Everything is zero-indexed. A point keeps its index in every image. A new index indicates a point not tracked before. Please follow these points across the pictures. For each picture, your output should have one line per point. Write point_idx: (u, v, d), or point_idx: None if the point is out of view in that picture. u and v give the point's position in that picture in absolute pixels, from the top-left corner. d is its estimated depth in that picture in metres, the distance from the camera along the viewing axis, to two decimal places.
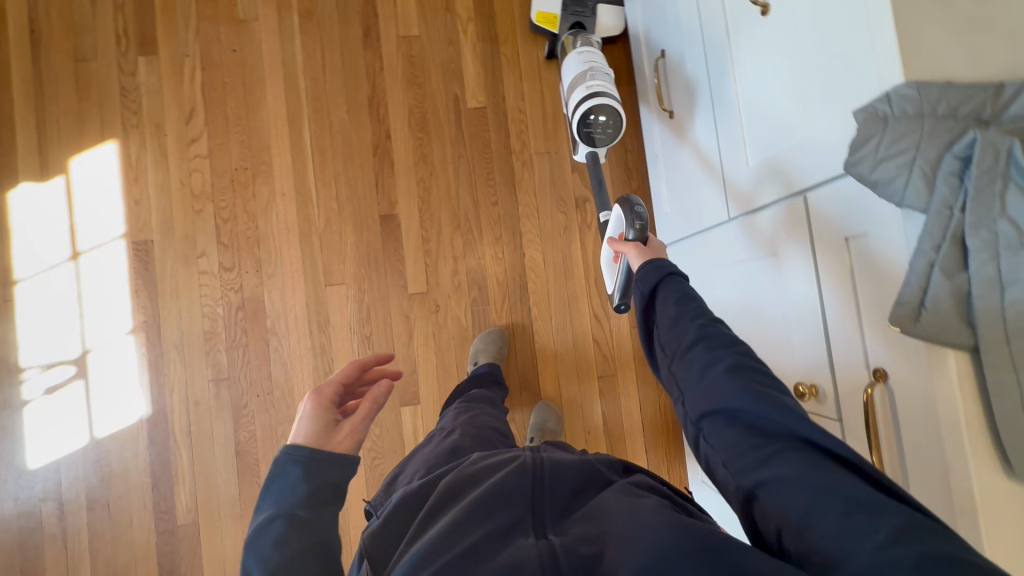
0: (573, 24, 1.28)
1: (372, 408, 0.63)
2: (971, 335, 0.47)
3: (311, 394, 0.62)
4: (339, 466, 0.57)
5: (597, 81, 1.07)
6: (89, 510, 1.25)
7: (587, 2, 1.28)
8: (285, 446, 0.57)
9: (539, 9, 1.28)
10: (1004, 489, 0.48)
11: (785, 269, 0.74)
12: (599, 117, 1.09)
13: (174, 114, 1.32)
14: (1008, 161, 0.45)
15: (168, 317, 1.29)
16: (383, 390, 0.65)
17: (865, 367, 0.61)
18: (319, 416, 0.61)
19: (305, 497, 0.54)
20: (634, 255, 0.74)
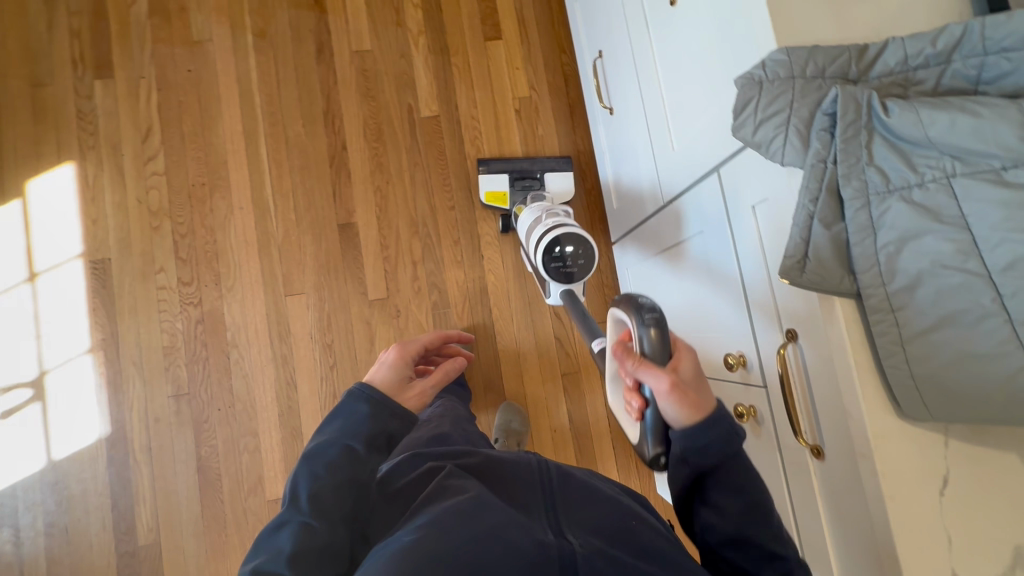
0: (522, 195, 1.34)
1: (443, 378, 0.66)
2: (853, 281, 0.49)
3: (396, 346, 0.68)
4: (397, 420, 0.60)
5: (554, 218, 1.04)
6: (46, 535, 1.22)
7: (535, 174, 1.36)
8: (362, 381, 0.61)
9: (487, 188, 1.34)
10: (897, 430, 0.49)
11: (712, 245, 0.76)
12: (567, 248, 0.98)
13: (131, 133, 1.34)
14: (869, 113, 0.47)
15: (127, 334, 1.29)
16: (456, 366, 0.69)
17: (779, 328, 0.63)
18: (397, 368, 0.65)
19: (366, 435, 0.58)
20: (673, 395, 0.51)
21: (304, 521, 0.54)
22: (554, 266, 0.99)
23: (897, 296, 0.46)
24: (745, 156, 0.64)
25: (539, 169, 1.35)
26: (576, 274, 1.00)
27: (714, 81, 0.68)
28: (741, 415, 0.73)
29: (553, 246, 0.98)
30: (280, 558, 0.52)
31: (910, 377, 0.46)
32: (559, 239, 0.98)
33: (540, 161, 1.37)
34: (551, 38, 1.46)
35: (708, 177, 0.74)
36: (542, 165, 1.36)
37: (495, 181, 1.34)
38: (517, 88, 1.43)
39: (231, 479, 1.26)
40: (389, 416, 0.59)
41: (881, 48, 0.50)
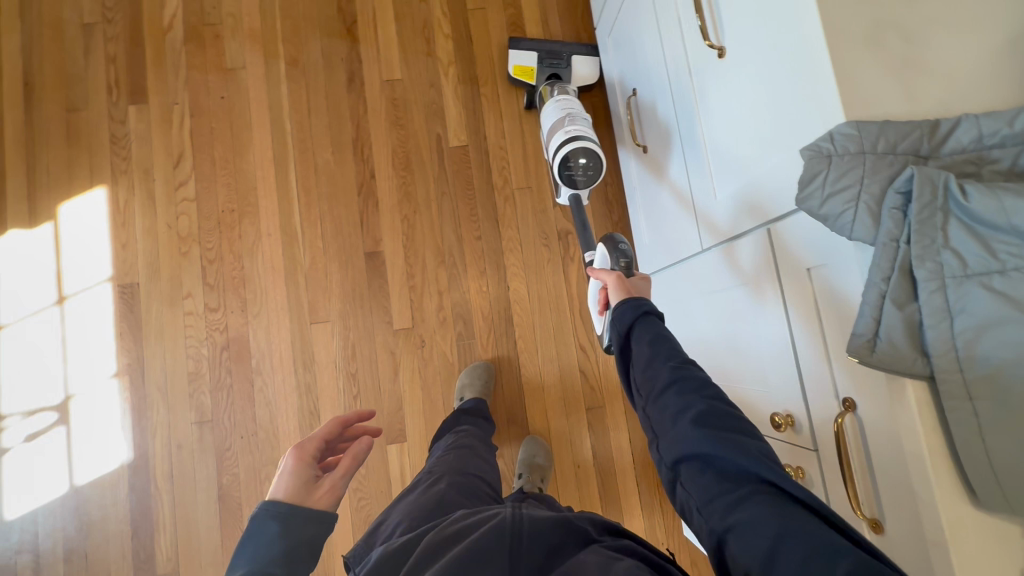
0: (550, 74, 1.36)
1: (352, 464, 0.62)
2: (926, 364, 0.47)
3: (292, 450, 0.61)
4: (315, 523, 0.56)
5: (574, 125, 1.04)
6: (65, 562, 1.21)
7: (562, 54, 1.36)
8: (262, 502, 0.56)
9: (515, 63, 1.36)
10: (971, 518, 0.47)
11: (758, 300, 0.75)
12: (580, 160, 1.02)
13: (163, 158, 1.35)
14: (946, 194, 0.46)
15: (152, 360, 1.29)
16: (364, 445, 0.64)
17: (835, 396, 0.62)
18: (300, 470, 0.60)
19: (282, 555, 0.52)
20: (614, 285, 0.71)
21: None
22: (568, 177, 1.05)
23: (976, 384, 0.45)
24: (802, 223, 0.62)
25: (568, 51, 1.36)
26: (583, 184, 1.06)
27: (765, 141, 0.66)
28: (789, 475, 0.72)
29: (567, 156, 1.02)
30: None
31: (989, 470, 0.45)
32: (574, 150, 1.01)
33: (569, 44, 1.37)
34: None
35: (756, 235, 0.73)
36: (571, 47, 1.37)
37: (524, 57, 1.36)
38: None
39: (252, 508, 1.25)
40: (303, 523, 0.55)
41: (954, 125, 0.50)
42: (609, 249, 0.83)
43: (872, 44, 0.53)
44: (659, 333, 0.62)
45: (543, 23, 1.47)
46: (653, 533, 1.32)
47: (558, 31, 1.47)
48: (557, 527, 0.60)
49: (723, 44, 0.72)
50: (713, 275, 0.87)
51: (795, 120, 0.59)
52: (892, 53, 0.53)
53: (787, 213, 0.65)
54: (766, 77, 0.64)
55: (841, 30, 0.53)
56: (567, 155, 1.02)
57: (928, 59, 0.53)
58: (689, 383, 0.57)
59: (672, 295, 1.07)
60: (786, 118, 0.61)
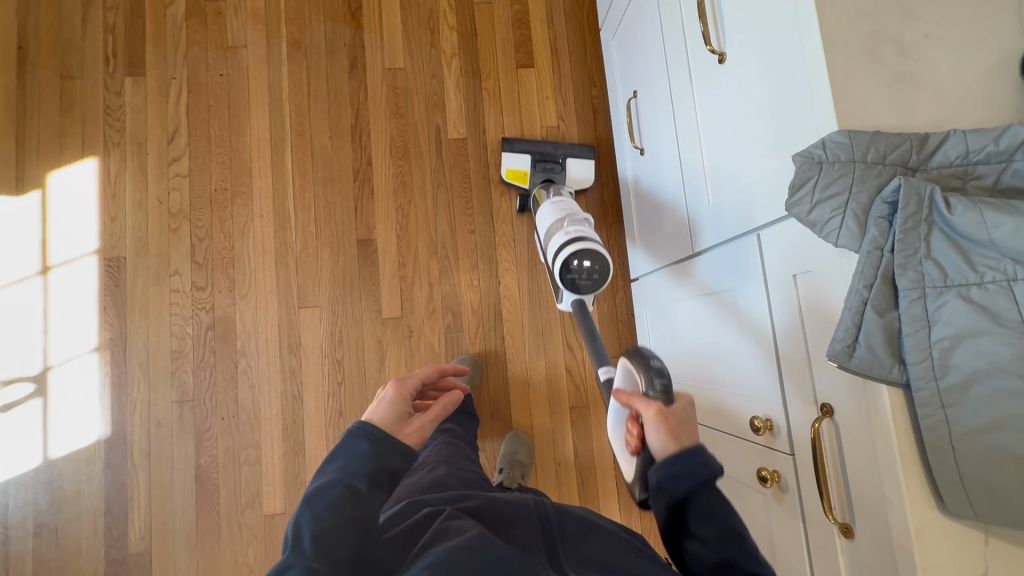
0: (543, 179, 1.32)
1: (443, 413, 0.62)
2: (903, 370, 0.48)
3: (395, 382, 0.62)
4: (399, 456, 0.56)
5: (576, 225, 1.04)
6: (35, 535, 1.20)
7: (557, 157, 1.33)
8: (360, 421, 0.57)
9: (509, 166, 1.33)
10: (937, 525, 0.48)
11: (745, 305, 0.75)
12: (582, 262, 0.98)
13: (157, 133, 1.34)
14: (931, 206, 0.47)
15: (136, 335, 1.28)
16: (455, 398, 0.63)
17: (814, 401, 0.63)
18: (397, 404, 0.60)
19: (366, 472, 0.54)
20: (654, 422, 0.54)
21: (308, 565, 0.49)
22: (571, 279, 0.99)
23: (949, 392, 0.46)
24: (791, 228, 0.63)
25: (563, 153, 1.32)
26: (586, 288, 1.00)
27: (760, 146, 0.67)
28: (764, 478, 0.73)
29: (569, 259, 0.98)
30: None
31: (957, 477, 0.46)
32: (575, 252, 0.97)
33: (563, 145, 1.34)
34: (582, 70, 1.46)
35: (746, 239, 0.73)
36: (565, 149, 1.33)
37: (517, 160, 1.33)
38: (545, 116, 1.44)
39: (228, 490, 1.24)
40: (390, 453, 0.56)
41: (942, 140, 0.51)
42: (640, 367, 0.66)
43: (865, 56, 0.54)
44: (728, 529, 0.50)
45: (548, 22, 1.47)
46: None
47: (562, 31, 1.47)
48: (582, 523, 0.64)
49: (724, 50, 0.73)
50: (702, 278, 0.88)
51: (791, 125, 0.60)
52: (886, 65, 0.54)
53: (776, 217, 0.66)
54: (764, 82, 0.65)
55: (838, 40, 0.54)
56: (569, 258, 0.98)
57: (922, 74, 0.54)
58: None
59: (662, 298, 1.08)
60: (782, 123, 0.62)
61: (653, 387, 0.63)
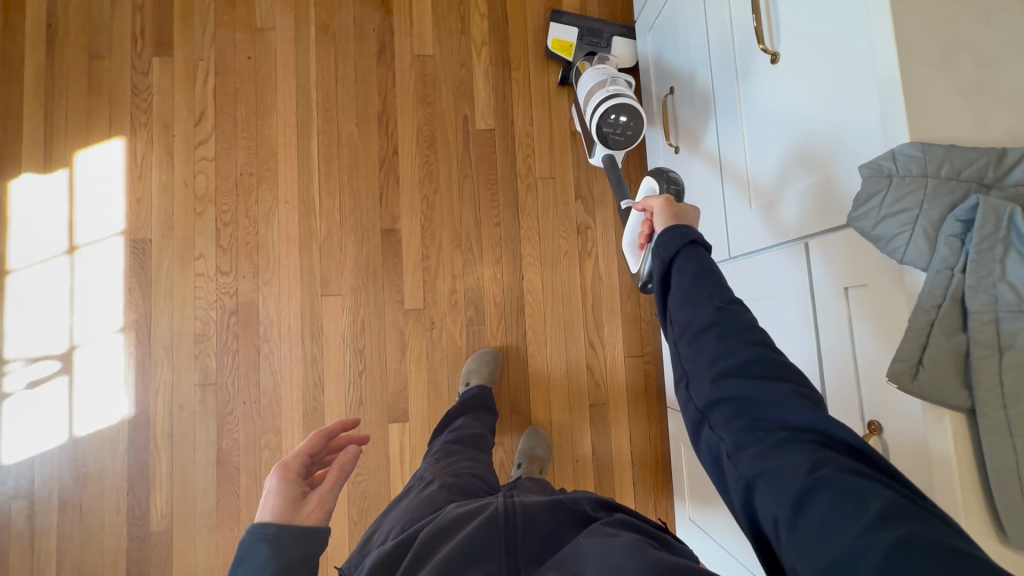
0: (588, 52, 1.33)
1: (339, 476, 0.63)
2: (968, 396, 0.47)
3: (276, 470, 0.62)
4: (308, 537, 0.56)
5: (615, 85, 1.07)
6: (60, 511, 1.22)
7: (603, 34, 1.35)
8: (251, 525, 0.56)
9: (555, 37, 1.34)
10: (996, 555, 0.47)
11: (787, 315, 0.74)
12: (619, 117, 1.04)
13: (184, 114, 1.33)
14: (1009, 226, 0.45)
15: (160, 318, 1.28)
16: (350, 456, 0.66)
17: (860, 418, 0.61)
18: (286, 487, 0.61)
19: (276, 573, 0.52)
20: (661, 209, 0.64)
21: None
22: (607, 132, 1.06)
23: (1019, 422, 0.44)
24: (848, 241, 0.61)
25: (610, 31, 1.34)
26: (617, 144, 1.07)
27: (817, 152, 0.65)
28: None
29: (607, 112, 1.04)
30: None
31: (1022, 509, 0.44)
32: (614, 105, 1.03)
33: (609, 25, 1.35)
34: None
35: (795, 249, 0.71)
36: (612, 28, 1.35)
37: (564, 32, 1.33)
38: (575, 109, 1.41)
39: (249, 474, 1.25)
40: (292, 542, 0.55)
41: (1021, 156, 0.48)
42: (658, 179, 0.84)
43: (943, 62, 0.51)
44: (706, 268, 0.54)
45: (582, 12, 1.44)
46: None
47: (596, 20, 1.44)
48: (548, 511, 0.63)
49: (778, 50, 0.70)
50: (742, 284, 0.86)
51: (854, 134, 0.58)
52: (963, 75, 0.51)
53: (832, 228, 0.63)
54: (824, 86, 0.62)
55: (914, 46, 0.51)
56: (607, 112, 1.04)
57: (1001, 85, 0.52)
58: (733, 328, 0.51)
59: None
60: (844, 130, 0.60)
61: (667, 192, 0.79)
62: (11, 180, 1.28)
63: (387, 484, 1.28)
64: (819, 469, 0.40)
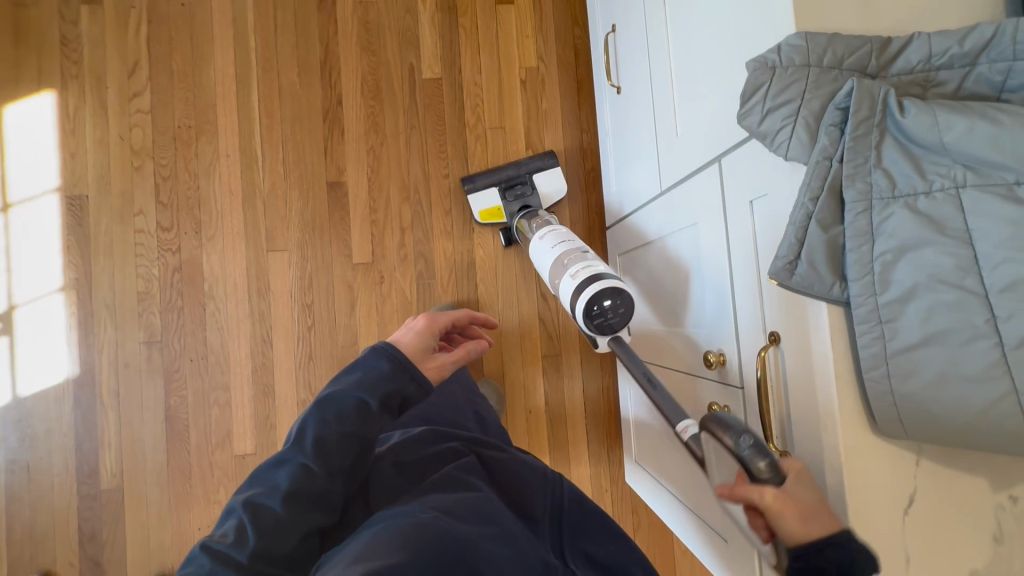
0: (519, 206, 1.25)
1: (463, 356, 0.68)
2: (844, 289, 0.51)
3: (427, 316, 0.70)
4: (414, 383, 0.61)
5: (582, 264, 0.88)
6: (7, 471, 1.21)
7: (523, 177, 1.28)
8: (384, 341, 0.63)
9: (480, 207, 1.28)
10: (869, 443, 0.53)
11: (735, 259, 0.68)
12: (604, 301, 0.83)
13: (117, 66, 1.28)
14: (884, 108, 0.48)
15: (100, 276, 1.25)
16: (478, 346, 0.71)
17: (763, 330, 0.63)
18: (424, 336, 0.67)
19: (380, 395, 0.59)
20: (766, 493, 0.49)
21: (303, 464, 0.56)
22: (595, 321, 0.84)
23: (889, 307, 0.48)
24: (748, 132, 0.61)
25: (527, 171, 1.28)
26: (618, 324, 0.85)
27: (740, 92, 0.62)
28: (710, 361, 0.74)
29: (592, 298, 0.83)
30: (275, 493, 0.55)
31: (891, 400, 0.49)
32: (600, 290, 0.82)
33: (524, 164, 1.29)
34: (565, 8, 1.39)
35: (698, 94, 0.73)
36: (528, 167, 1.29)
37: (487, 198, 1.28)
38: (524, 58, 1.37)
39: (199, 431, 1.25)
40: (408, 380, 0.61)
41: (904, 45, 0.51)
42: (725, 437, 0.53)
43: None
44: None
45: None
46: (597, 483, 1.35)
47: None
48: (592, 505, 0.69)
49: None
50: (670, 219, 0.87)
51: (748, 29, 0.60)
52: None
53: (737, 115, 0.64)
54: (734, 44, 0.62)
55: None
56: (591, 299, 0.83)
57: None
58: None
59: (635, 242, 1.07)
60: (748, 38, 0.60)
61: (751, 462, 0.51)
62: None
63: None
64: None
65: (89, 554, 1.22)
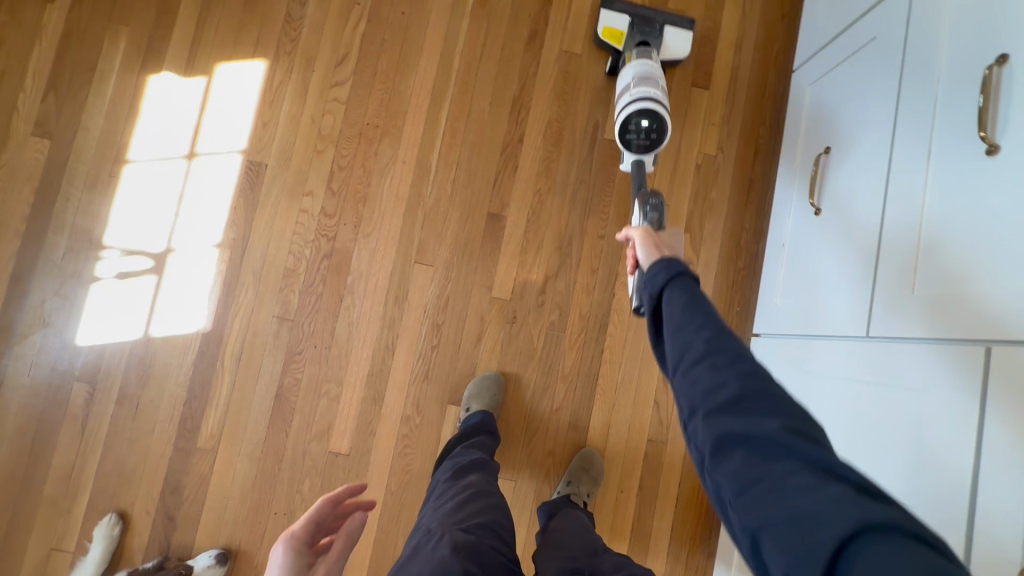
0: (638, 43, 1.28)
1: (346, 544, 0.64)
2: None
3: (283, 539, 0.62)
4: None
5: (635, 87, 1.12)
6: (117, 404, 1.23)
7: (655, 24, 1.29)
8: None
9: (606, 24, 1.29)
10: None
11: (984, 454, 0.68)
12: (640, 121, 1.10)
13: (328, 53, 1.33)
14: None
15: (256, 243, 1.28)
16: (359, 523, 0.66)
17: (1017, 545, 0.63)
18: (292, 559, 0.61)
19: None
20: (641, 237, 0.70)
21: None
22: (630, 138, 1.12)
23: None
24: None
25: (662, 19, 1.29)
26: (643, 145, 1.12)
27: None
28: None
29: (630, 116, 1.10)
30: None
31: None
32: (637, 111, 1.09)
33: (661, 14, 1.31)
34: (756, 106, 1.40)
35: (971, 271, 0.74)
36: (663, 17, 1.30)
37: (615, 19, 1.29)
38: (705, 143, 1.38)
39: (303, 418, 1.26)
40: None
41: None
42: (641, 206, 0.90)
43: None
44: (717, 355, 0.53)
45: (736, 48, 1.40)
46: None
47: (747, 60, 1.40)
48: None
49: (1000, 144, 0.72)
50: (877, 369, 0.86)
51: None
52: None
53: None
54: None
55: None
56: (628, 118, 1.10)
57: None
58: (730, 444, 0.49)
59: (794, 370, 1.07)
60: None
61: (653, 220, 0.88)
62: (150, 74, 1.30)
63: (431, 463, 1.26)
64: (810, 494, 0.43)
65: (166, 507, 1.22)
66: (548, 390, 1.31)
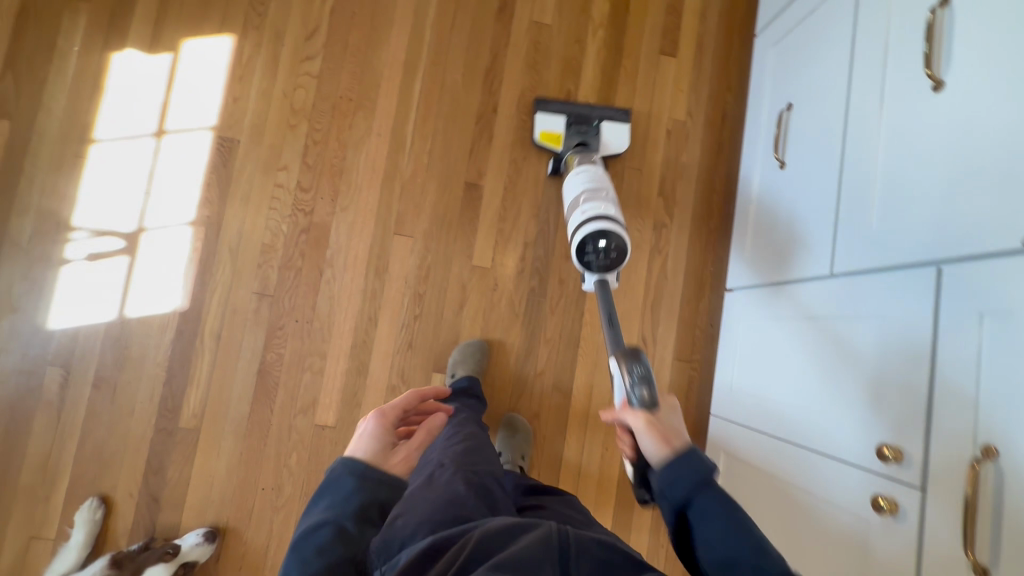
0: (577, 141, 1.29)
1: (427, 439, 0.62)
2: None
3: (375, 414, 0.61)
4: (386, 490, 0.56)
5: (592, 203, 1.06)
6: (93, 387, 1.21)
7: (590, 123, 1.31)
8: (343, 459, 0.57)
9: (544, 128, 1.31)
10: None
11: (939, 365, 0.73)
12: (598, 242, 1.02)
13: (297, 27, 1.32)
14: None
15: (231, 220, 1.27)
16: (440, 423, 0.64)
17: (971, 442, 0.68)
18: (379, 435, 0.60)
19: (355, 511, 0.55)
20: (645, 429, 0.65)
21: None
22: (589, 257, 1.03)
23: None
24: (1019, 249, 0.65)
25: (597, 116, 1.32)
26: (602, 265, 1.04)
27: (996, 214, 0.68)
28: (881, 505, 0.77)
29: (588, 237, 1.02)
30: None
31: None
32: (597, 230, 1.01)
33: (598, 109, 1.33)
34: (722, 72, 1.44)
35: (921, 198, 0.79)
36: (600, 112, 1.32)
37: (552, 122, 1.31)
38: (675, 109, 1.42)
39: (287, 393, 1.25)
40: (374, 505, 0.55)
41: None
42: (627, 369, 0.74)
43: None
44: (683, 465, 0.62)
45: (700, 16, 1.44)
46: (656, 536, 1.33)
47: (711, 27, 1.44)
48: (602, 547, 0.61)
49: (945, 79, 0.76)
50: (844, 304, 0.91)
51: None
52: None
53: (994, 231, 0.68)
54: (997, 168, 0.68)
55: None
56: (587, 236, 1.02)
57: None
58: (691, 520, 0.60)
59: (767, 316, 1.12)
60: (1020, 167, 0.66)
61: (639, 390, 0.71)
62: (113, 51, 1.27)
63: None
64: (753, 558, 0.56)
65: (150, 489, 1.20)
66: (531, 355, 1.33)
